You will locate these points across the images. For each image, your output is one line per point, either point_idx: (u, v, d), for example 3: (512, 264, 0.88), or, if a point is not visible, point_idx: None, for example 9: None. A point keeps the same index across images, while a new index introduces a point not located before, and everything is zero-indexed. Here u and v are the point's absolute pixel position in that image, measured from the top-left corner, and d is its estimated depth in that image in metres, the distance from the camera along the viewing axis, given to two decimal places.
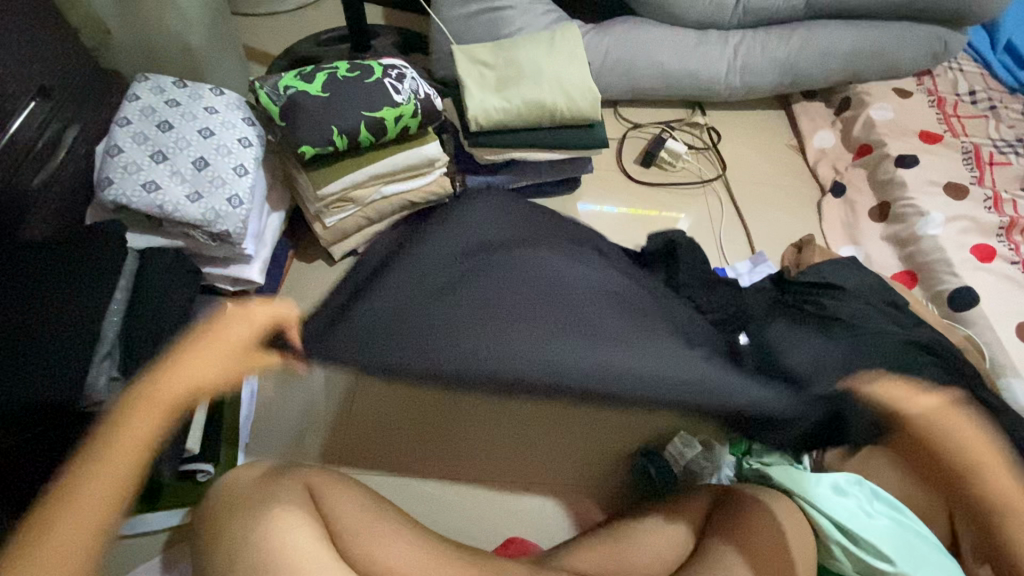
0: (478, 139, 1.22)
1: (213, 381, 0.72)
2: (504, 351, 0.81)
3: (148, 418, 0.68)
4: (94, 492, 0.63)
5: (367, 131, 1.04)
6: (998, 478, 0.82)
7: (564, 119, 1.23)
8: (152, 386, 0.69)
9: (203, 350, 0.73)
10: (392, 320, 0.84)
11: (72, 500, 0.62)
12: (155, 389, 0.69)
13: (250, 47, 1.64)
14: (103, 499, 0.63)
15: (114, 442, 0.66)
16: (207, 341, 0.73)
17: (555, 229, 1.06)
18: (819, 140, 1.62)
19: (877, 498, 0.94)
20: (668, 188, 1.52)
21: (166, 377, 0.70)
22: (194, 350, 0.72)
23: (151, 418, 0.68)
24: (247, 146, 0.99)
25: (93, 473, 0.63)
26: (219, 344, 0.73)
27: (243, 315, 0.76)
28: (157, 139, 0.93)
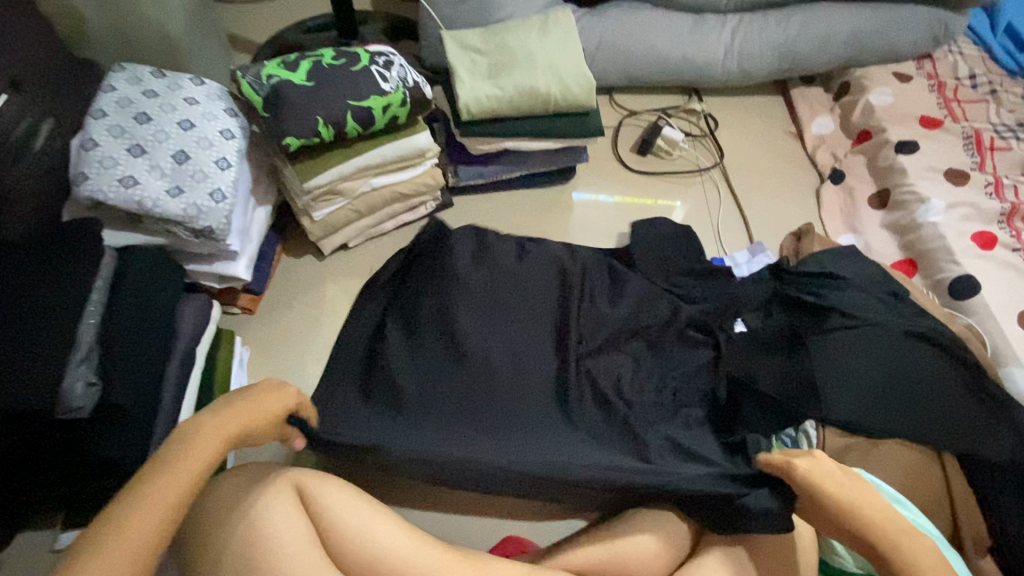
0: (469, 129, 1.18)
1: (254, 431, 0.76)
2: (482, 448, 0.94)
3: (210, 447, 0.69)
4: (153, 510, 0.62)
5: (353, 120, 1.00)
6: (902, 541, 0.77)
7: (558, 107, 1.20)
8: (209, 426, 0.70)
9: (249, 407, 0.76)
10: (387, 421, 0.95)
11: (124, 522, 0.60)
12: (227, 422, 0.71)
13: (234, 35, 1.59)
14: (137, 541, 0.60)
15: (163, 480, 0.64)
16: (261, 398, 0.77)
17: (531, 288, 1.11)
18: (818, 127, 1.59)
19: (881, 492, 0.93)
20: (665, 177, 1.49)
21: (220, 420, 0.72)
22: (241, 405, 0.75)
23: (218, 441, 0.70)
24: (229, 138, 0.95)
25: (155, 492, 0.63)
26: (267, 401, 0.78)
27: (276, 391, 0.81)
28: (134, 132, 0.89)
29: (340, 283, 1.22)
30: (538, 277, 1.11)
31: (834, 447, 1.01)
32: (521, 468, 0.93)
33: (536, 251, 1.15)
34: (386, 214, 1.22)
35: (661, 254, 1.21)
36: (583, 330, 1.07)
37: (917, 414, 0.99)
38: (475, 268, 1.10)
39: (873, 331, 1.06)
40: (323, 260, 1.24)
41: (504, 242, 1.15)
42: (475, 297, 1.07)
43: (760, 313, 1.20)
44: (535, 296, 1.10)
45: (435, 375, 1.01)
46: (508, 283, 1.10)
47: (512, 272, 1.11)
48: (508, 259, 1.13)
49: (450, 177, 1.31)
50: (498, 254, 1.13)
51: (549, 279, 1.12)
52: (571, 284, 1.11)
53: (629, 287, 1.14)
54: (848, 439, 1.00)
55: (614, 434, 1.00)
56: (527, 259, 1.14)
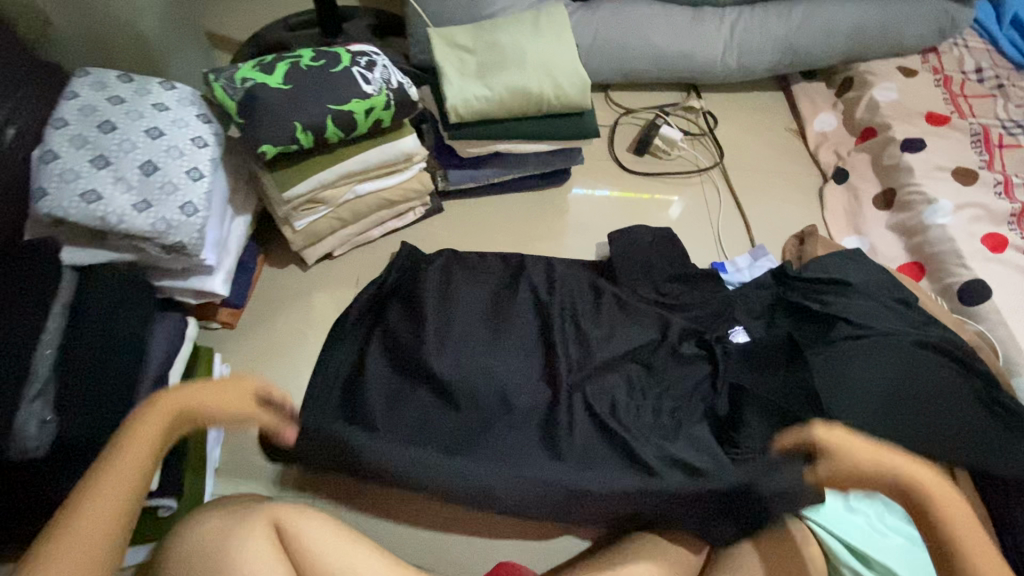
0: (458, 132, 1.13)
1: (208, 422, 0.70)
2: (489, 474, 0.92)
3: (145, 441, 0.67)
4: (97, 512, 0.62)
5: (333, 125, 0.95)
6: (958, 530, 0.73)
7: (551, 108, 1.14)
8: (149, 422, 0.66)
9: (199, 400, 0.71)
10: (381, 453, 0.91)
11: (69, 527, 0.61)
12: (159, 415, 0.68)
13: (213, 32, 1.52)
14: (83, 539, 0.61)
15: (104, 482, 0.64)
16: (210, 389, 0.71)
17: (509, 316, 1.09)
18: (820, 124, 1.54)
19: (888, 511, 0.91)
20: (663, 178, 1.44)
21: (167, 411, 0.68)
22: (189, 398, 0.70)
23: (155, 433, 0.67)
24: (202, 146, 0.89)
25: (98, 492, 0.63)
26: (218, 392, 0.71)
27: (234, 383, 0.73)
28: (97, 142, 0.83)
29: (325, 295, 1.17)
30: (518, 306, 1.10)
31: None
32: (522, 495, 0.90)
33: (515, 278, 1.15)
34: (372, 222, 1.17)
35: (644, 262, 1.18)
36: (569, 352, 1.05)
37: (931, 428, 0.95)
38: (451, 297, 1.09)
39: (880, 340, 1.02)
40: (307, 270, 1.19)
41: (482, 270, 1.16)
42: (454, 326, 1.06)
43: (762, 322, 1.15)
44: (515, 322, 1.09)
45: (419, 410, 1.00)
46: (487, 312, 1.09)
47: (489, 300, 1.11)
48: (486, 290, 1.12)
49: (439, 181, 1.26)
50: (474, 285, 1.12)
51: (529, 305, 1.11)
52: (550, 309, 1.10)
53: (611, 303, 1.13)
54: None
55: (614, 457, 0.97)
56: (505, 288, 1.13)
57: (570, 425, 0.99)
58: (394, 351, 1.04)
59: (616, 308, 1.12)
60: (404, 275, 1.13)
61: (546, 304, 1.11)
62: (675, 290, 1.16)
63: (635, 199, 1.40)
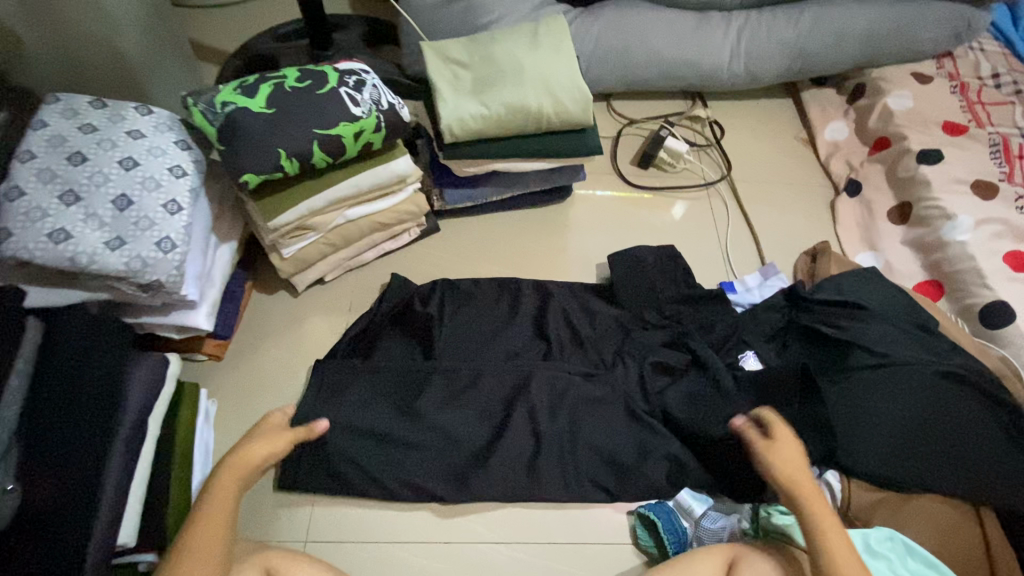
0: (454, 150, 1.07)
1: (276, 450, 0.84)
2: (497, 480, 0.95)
3: (226, 498, 0.76)
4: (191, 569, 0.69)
5: (320, 150, 0.89)
6: (828, 531, 0.77)
7: (551, 124, 1.08)
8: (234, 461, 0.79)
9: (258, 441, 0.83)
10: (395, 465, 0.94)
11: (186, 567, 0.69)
12: (232, 477, 0.77)
13: (200, 44, 1.46)
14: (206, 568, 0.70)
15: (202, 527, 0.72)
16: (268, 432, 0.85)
17: (504, 328, 1.07)
18: (831, 133, 1.48)
19: (910, 553, 0.85)
20: (668, 192, 1.39)
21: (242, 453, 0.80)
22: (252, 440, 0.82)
23: (231, 495, 0.76)
24: (179, 176, 0.84)
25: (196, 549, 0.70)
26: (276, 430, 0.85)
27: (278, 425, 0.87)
28: (66, 176, 0.78)
29: (317, 323, 1.11)
30: (512, 331, 1.07)
31: (861, 504, 0.92)
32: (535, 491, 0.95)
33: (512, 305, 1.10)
34: (365, 245, 1.11)
35: (646, 282, 1.11)
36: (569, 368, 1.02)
37: (955, 461, 0.90)
38: (455, 329, 1.06)
39: (900, 369, 0.97)
40: (298, 296, 1.13)
41: (477, 298, 1.10)
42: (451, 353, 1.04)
43: (773, 346, 1.09)
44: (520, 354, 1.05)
45: (428, 444, 0.95)
46: (487, 343, 1.05)
47: (492, 331, 1.06)
48: (488, 320, 1.08)
49: (435, 201, 1.20)
50: (475, 314, 1.08)
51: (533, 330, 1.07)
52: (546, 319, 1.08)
53: (606, 331, 1.08)
54: (877, 494, 0.92)
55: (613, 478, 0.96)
56: (506, 317, 1.08)
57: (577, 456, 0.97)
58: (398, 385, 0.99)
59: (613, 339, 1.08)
60: (397, 306, 1.06)
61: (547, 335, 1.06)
62: (678, 311, 1.10)
63: (640, 215, 1.34)
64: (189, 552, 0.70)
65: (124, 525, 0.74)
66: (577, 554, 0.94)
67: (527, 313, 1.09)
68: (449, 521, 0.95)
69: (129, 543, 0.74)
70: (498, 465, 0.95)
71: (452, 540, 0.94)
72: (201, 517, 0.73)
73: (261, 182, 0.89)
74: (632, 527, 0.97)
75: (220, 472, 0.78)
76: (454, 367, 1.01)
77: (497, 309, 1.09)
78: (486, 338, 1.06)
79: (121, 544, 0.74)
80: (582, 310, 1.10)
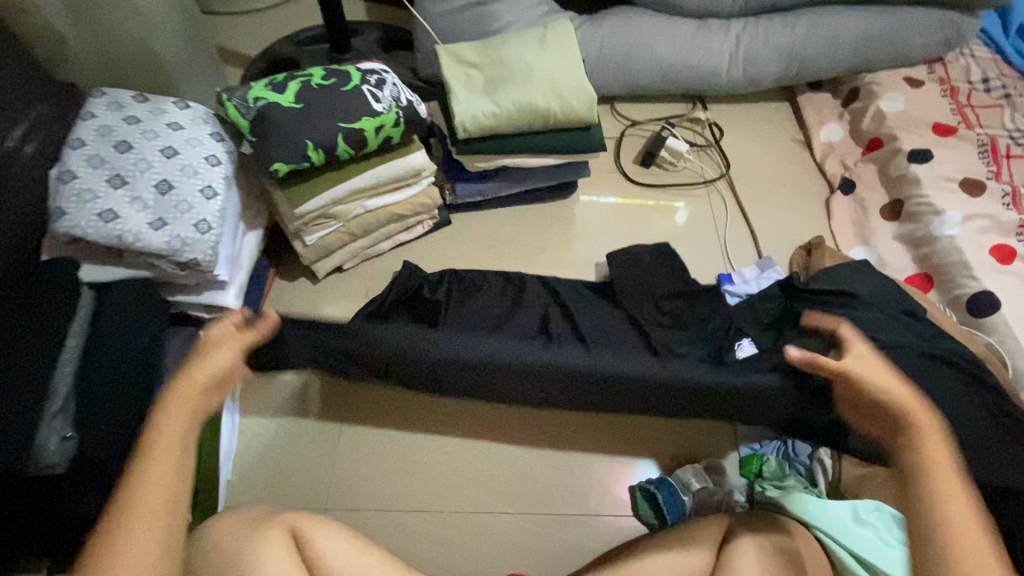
0: (466, 146, 1.14)
1: (228, 364, 0.67)
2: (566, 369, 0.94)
3: (171, 441, 0.61)
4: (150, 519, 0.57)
5: (344, 142, 0.96)
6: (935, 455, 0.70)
7: (557, 121, 1.15)
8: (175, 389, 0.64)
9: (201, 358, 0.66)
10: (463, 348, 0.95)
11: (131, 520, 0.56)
12: (174, 411, 0.62)
13: (224, 49, 1.54)
14: (152, 522, 0.57)
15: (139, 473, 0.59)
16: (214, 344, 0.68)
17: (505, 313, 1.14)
18: (827, 134, 1.54)
19: (898, 524, 0.90)
20: (669, 189, 1.45)
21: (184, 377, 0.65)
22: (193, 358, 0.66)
23: (176, 431, 0.62)
24: (215, 165, 0.91)
25: (136, 503, 0.57)
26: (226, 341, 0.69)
27: (228, 336, 0.70)
28: (114, 162, 0.85)
29: (335, 308, 1.18)
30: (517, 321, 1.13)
31: (851, 479, 0.98)
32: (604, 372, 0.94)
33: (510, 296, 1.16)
34: (381, 235, 1.18)
35: (642, 278, 1.18)
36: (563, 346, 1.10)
37: None
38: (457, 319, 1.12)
39: (891, 353, 1.01)
40: (318, 283, 1.20)
41: (478, 287, 1.16)
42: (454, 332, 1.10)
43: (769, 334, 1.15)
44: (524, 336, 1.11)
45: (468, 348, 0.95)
46: (493, 330, 1.11)
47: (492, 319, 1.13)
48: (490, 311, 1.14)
49: (447, 195, 1.27)
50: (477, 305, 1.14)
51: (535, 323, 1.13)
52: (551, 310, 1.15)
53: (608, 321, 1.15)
54: (866, 470, 0.97)
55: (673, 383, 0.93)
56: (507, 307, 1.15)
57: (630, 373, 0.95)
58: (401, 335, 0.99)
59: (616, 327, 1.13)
60: (406, 293, 1.12)
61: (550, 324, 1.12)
62: (675, 308, 1.16)
63: (642, 212, 1.41)
64: (139, 499, 0.57)
65: None
66: (581, 525, 0.99)
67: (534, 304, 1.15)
68: (459, 491, 1.00)
69: None
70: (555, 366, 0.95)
71: (463, 510, 0.99)
72: (146, 456, 0.59)
73: (290, 171, 0.96)
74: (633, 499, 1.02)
75: (166, 401, 0.63)
76: None
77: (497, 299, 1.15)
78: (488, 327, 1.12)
79: None
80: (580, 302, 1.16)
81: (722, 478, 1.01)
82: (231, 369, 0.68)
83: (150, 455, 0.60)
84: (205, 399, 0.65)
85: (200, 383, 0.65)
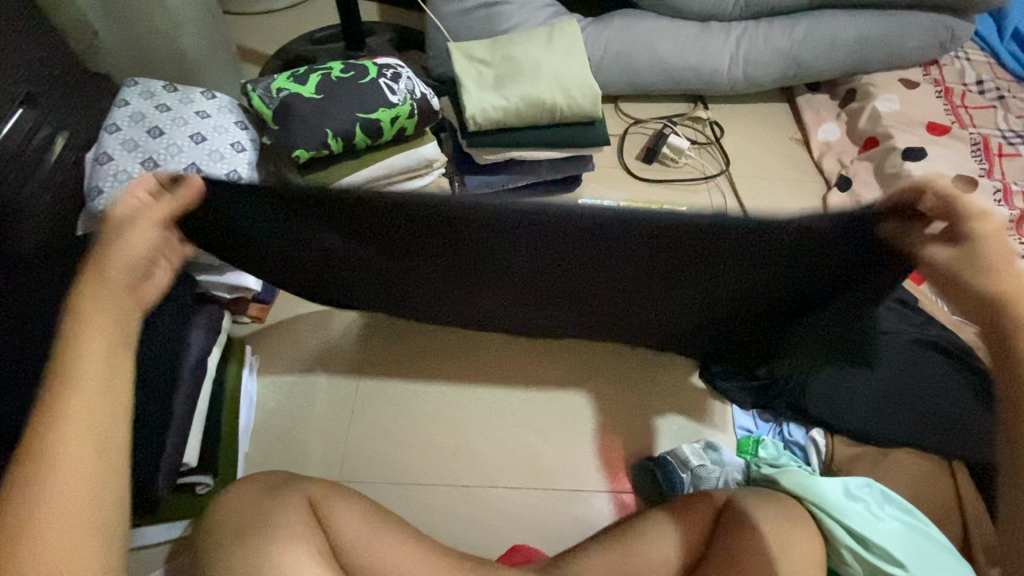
0: (476, 138, 1.20)
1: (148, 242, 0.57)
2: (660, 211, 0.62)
3: (99, 339, 0.49)
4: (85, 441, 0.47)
5: (362, 132, 1.02)
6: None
7: (563, 116, 1.21)
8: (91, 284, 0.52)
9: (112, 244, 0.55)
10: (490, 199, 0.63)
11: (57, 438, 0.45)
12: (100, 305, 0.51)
13: (244, 47, 1.61)
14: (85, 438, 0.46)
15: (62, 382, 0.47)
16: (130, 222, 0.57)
17: None
18: (824, 133, 1.59)
19: (886, 499, 0.93)
20: (671, 185, 1.50)
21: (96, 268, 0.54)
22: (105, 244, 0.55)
23: (104, 330, 0.50)
24: (239, 151, 0.96)
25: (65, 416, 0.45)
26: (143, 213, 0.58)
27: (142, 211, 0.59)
28: (146, 146, 0.91)
29: None
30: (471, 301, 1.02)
31: (844, 458, 1.02)
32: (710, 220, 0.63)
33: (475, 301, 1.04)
34: None
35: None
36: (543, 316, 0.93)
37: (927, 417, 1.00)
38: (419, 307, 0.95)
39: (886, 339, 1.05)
40: None
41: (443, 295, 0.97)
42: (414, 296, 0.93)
43: None
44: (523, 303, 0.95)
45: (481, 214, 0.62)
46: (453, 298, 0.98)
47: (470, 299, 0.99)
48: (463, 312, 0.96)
49: (457, 186, 1.32)
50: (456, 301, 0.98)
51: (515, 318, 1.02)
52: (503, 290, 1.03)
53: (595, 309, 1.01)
54: (857, 450, 1.01)
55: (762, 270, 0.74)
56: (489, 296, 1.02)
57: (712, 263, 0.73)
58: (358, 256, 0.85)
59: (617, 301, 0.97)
60: None
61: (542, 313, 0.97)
62: None
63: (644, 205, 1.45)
64: (70, 410, 0.46)
65: (188, 445, 0.87)
66: (581, 500, 1.03)
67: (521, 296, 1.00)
68: (465, 467, 1.04)
69: (191, 463, 0.87)
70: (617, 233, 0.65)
71: (469, 485, 1.03)
72: (71, 360, 0.47)
73: (310, 158, 1.01)
74: (633, 477, 1.06)
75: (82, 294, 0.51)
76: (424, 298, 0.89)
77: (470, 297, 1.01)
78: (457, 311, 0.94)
79: (185, 463, 0.87)
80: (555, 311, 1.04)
81: (719, 457, 1.04)
82: (152, 252, 0.59)
83: (73, 374, 0.47)
84: (128, 290, 0.55)
85: (119, 271, 0.55)
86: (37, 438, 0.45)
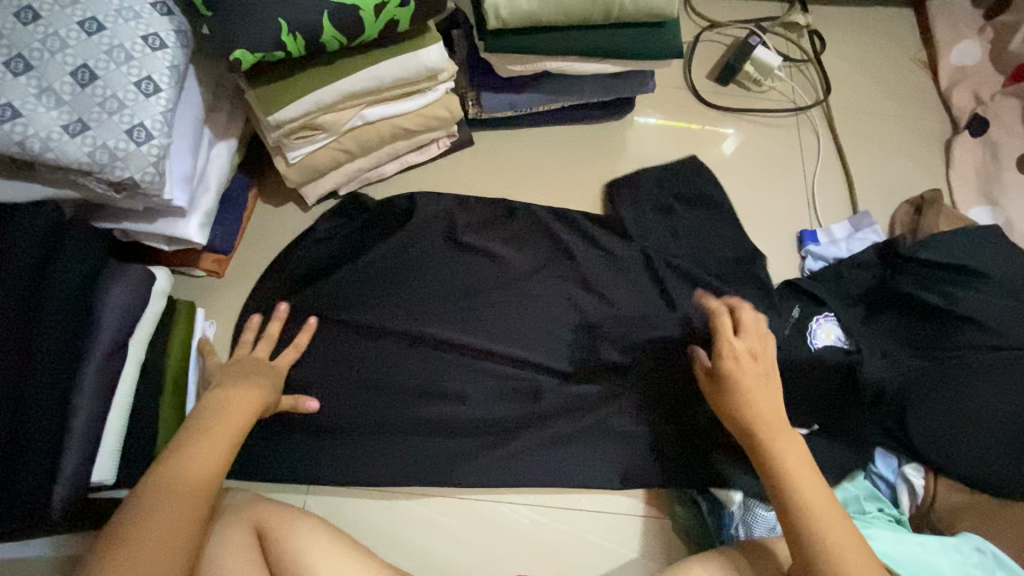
0: (498, 40, 0.85)
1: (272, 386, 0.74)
2: (531, 459, 0.84)
3: (242, 410, 0.67)
4: (206, 457, 0.61)
5: (331, 25, 0.71)
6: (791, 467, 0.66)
7: (623, 14, 0.85)
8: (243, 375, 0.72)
9: (251, 381, 0.72)
10: (395, 446, 0.82)
11: (165, 494, 0.56)
12: (244, 394, 0.69)
13: None
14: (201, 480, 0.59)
15: (211, 425, 0.64)
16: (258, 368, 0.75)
17: (439, 286, 0.89)
18: (959, 55, 1.20)
19: (999, 565, 0.74)
20: (748, 116, 1.15)
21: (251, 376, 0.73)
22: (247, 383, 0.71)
23: (246, 410, 0.67)
24: (156, 48, 0.67)
25: (197, 446, 0.61)
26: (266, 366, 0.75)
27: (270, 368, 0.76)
28: (12, 37, 0.62)
29: None
30: (455, 314, 0.88)
31: (945, 504, 0.81)
32: (581, 469, 0.84)
33: (533, 288, 0.91)
34: (385, 156, 0.93)
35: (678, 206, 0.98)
36: (494, 316, 0.89)
37: None
38: (511, 372, 0.86)
39: (1017, 355, 0.82)
40: (308, 210, 0.97)
41: (492, 208, 0.95)
42: (404, 287, 0.89)
43: (857, 312, 0.94)
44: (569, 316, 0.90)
45: (415, 426, 0.83)
46: (446, 290, 0.89)
47: (545, 239, 0.94)
48: (548, 360, 0.87)
49: (470, 106, 1.00)
50: (544, 240, 0.94)
51: (565, 280, 0.92)
52: (463, 311, 0.88)
53: (610, 286, 0.91)
54: (965, 496, 0.80)
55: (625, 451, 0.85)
56: (502, 273, 0.91)
57: (584, 455, 0.85)
58: (477, 421, 0.84)
59: (629, 293, 0.91)
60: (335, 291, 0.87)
61: (595, 336, 0.88)
62: (757, 285, 0.93)
63: (708, 142, 1.12)
64: (197, 453, 0.60)
65: (102, 462, 0.68)
66: (601, 522, 0.86)
67: (522, 211, 0.95)
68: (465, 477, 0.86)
69: (109, 480, 0.69)
70: (503, 428, 0.84)
71: (469, 495, 0.85)
72: (208, 428, 0.63)
73: (256, 62, 0.71)
74: (667, 506, 0.87)
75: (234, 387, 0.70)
76: (404, 316, 0.87)
77: (480, 272, 0.91)
78: (519, 302, 0.90)
79: (100, 481, 0.68)
80: (587, 249, 0.94)
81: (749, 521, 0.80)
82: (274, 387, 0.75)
83: (213, 425, 0.64)
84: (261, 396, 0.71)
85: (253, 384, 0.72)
86: (170, 458, 0.60)
